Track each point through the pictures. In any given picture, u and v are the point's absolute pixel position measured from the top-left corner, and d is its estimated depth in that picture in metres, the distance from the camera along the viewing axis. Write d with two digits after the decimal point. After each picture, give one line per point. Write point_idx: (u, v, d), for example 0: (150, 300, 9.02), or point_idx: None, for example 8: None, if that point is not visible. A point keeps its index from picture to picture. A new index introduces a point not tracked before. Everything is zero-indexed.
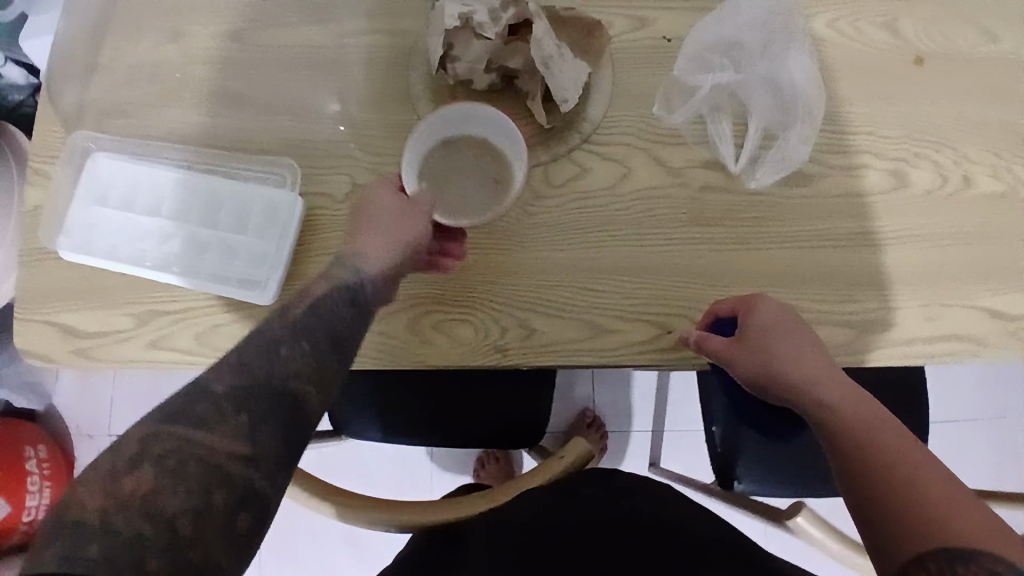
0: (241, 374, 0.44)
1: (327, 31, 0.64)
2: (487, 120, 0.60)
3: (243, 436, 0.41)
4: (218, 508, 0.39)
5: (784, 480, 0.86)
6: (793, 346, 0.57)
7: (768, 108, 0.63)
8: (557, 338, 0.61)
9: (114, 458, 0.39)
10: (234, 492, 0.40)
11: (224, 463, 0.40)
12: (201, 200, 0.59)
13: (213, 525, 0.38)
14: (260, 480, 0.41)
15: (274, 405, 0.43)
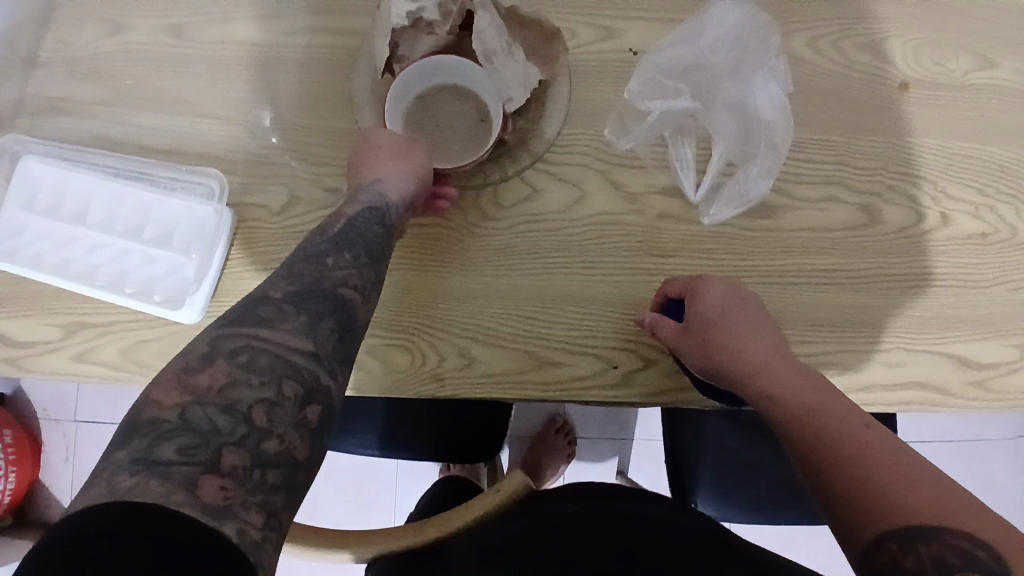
0: (294, 280, 0.45)
1: (272, 30, 0.61)
2: (467, 71, 0.58)
3: (305, 334, 0.42)
4: (291, 401, 0.39)
5: (745, 505, 0.83)
6: (738, 335, 0.55)
7: (732, 135, 0.59)
8: (496, 368, 0.58)
9: (187, 358, 0.39)
10: (304, 386, 0.40)
11: (289, 356, 0.40)
12: (127, 211, 0.57)
13: (285, 414, 0.38)
14: (325, 374, 0.41)
15: (328, 306, 0.44)
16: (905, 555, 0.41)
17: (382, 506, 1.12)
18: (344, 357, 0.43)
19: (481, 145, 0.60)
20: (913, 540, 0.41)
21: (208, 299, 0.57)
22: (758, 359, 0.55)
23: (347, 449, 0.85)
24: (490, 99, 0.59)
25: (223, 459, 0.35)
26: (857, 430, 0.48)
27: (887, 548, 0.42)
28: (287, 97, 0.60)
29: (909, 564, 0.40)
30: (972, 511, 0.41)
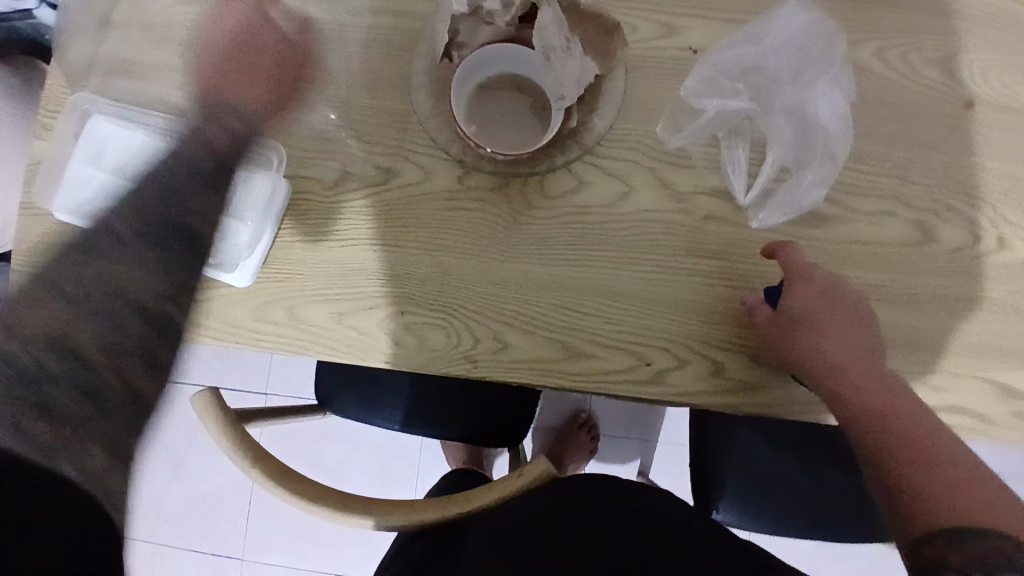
0: (149, 220, 0.53)
1: (339, 8, 0.63)
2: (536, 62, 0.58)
3: (165, 271, 0.52)
4: (141, 307, 0.51)
5: (764, 517, 0.82)
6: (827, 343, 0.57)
7: (786, 141, 0.59)
8: (528, 356, 0.59)
9: (82, 272, 0.50)
10: (151, 324, 0.51)
11: (145, 297, 0.51)
12: (188, 174, 0.57)
13: (132, 362, 0.49)
14: (178, 314, 0.54)
15: (185, 251, 0.54)
16: (947, 551, 0.44)
17: (401, 482, 1.14)
18: (179, 260, 0.53)
19: (532, 142, 0.60)
20: (960, 538, 0.45)
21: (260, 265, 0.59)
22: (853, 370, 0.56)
23: (377, 420, 0.88)
24: (550, 96, 0.59)
25: (117, 379, 0.49)
26: (923, 439, 0.52)
27: (933, 543, 0.46)
28: (347, 76, 0.62)
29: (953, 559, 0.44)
30: (989, 503, 0.46)
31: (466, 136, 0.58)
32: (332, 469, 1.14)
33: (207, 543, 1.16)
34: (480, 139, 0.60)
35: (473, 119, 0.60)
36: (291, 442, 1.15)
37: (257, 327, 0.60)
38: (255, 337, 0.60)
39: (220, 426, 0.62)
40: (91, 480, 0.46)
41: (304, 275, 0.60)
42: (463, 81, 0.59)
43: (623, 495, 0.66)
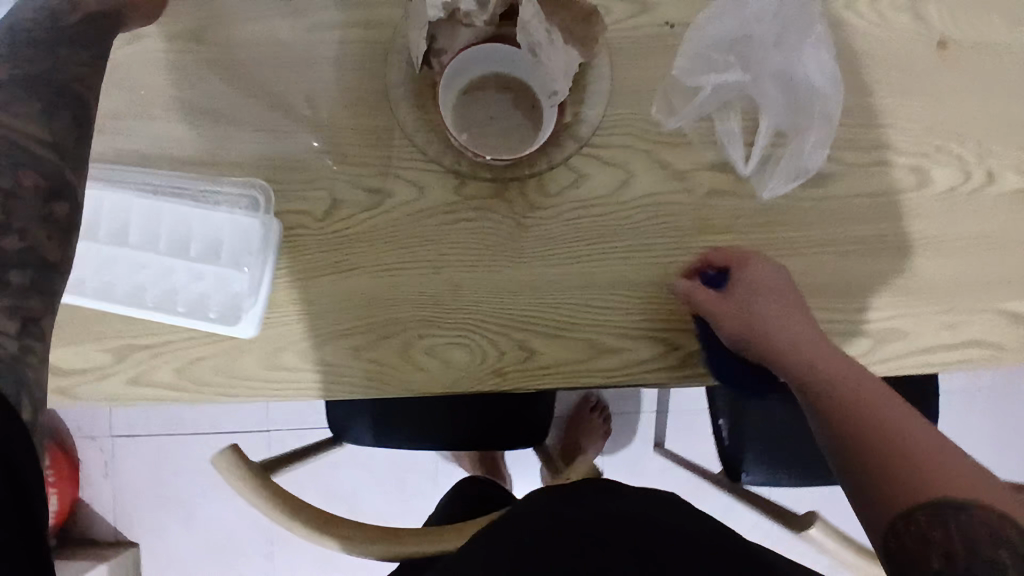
0: (37, 67, 0.51)
1: (298, 30, 0.59)
2: (522, 62, 0.57)
3: (42, 125, 0.49)
4: (32, 190, 0.47)
5: (795, 476, 0.83)
6: (778, 336, 0.56)
7: (778, 105, 0.59)
8: (556, 360, 0.58)
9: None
10: (48, 182, 0.48)
11: (29, 145, 0.48)
12: (168, 227, 0.54)
13: (25, 206, 0.46)
14: (69, 170, 0.49)
15: (68, 102, 0.50)
16: (933, 526, 0.41)
17: (423, 496, 1.13)
18: (68, 130, 0.50)
19: (527, 143, 0.59)
20: (942, 515, 0.41)
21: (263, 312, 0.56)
22: (808, 361, 0.55)
23: (395, 442, 0.86)
24: (541, 93, 0.58)
25: (2, 244, 0.45)
26: (892, 419, 0.49)
27: (915, 519, 0.42)
28: (320, 99, 0.59)
29: (937, 535, 0.41)
30: (970, 479, 0.43)
31: (461, 146, 0.57)
32: (348, 497, 1.12)
33: None
34: (474, 146, 0.59)
35: (466, 126, 0.59)
36: (303, 477, 1.12)
37: (270, 376, 0.57)
38: (271, 386, 0.57)
39: (247, 481, 0.60)
40: (20, 365, 0.43)
41: (313, 312, 0.57)
42: (451, 90, 0.59)
43: (608, 495, 0.63)
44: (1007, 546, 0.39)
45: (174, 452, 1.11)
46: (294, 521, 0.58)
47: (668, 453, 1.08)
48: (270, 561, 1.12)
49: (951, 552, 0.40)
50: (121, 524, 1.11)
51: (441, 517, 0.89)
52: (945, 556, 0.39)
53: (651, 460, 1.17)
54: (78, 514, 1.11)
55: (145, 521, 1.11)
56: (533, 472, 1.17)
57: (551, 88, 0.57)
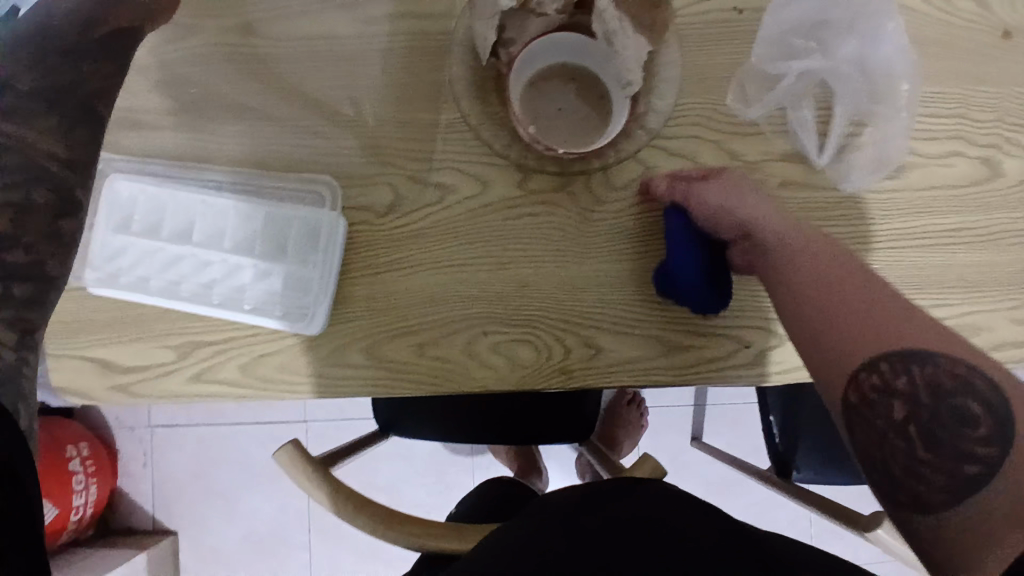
0: (57, 80, 0.51)
1: (353, 19, 0.58)
2: (593, 52, 0.56)
3: (61, 141, 0.50)
4: (45, 206, 0.49)
5: (847, 475, 0.81)
6: (756, 215, 0.54)
7: (856, 92, 0.57)
8: (624, 358, 0.57)
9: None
10: (57, 196, 0.49)
11: (44, 162, 0.49)
12: (235, 225, 0.55)
13: (36, 221, 0.48)
14: (78, 187, 0.50)
15: (83, 118, 0.51)
16: (897, 376, 0.44)
17: (462, 487, 1.14)
18: (82, 145, 0.51)
19: (596, 136, 0.57)
20: (906, 365, 0.44)
21: (330, 310, 0.56)
22: (784, 237, 0.53)
23: (442, 436, 0.86)
24: (612, 85, 0.56)
25: (7, 256, 0.47)
26: (857, 284, 0.49)
27: (878, 371, 0.44)
28: (380, 92, 0.58)
29: (900, 384, 0.43)
30: (934, 335, 0.44)
31: (532, 137, 0.54)
32: (391, 486, 1.12)
33: None
34: (542, 137, 0.57)
35: (531, 118, 0.57)
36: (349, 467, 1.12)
37: (336, 373, 0.56)
38: (336, 385, 0.56)
39: (312, 476, 0.60)
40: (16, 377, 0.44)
41: (379, 308, 0.57)
42: (519, 80, 0.56)
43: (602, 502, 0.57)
44: (972, 395, 0.42)
45: (214, 443, 1.11)
46: (359, 516, 0.58)
47: (708, 447, 1.07)
48: (308, 551, 1.12)
49: (914, 400, 0.43)
50: (161, 514, 1.12)
51: (479, 515, 0.89)
52: (908, 404, 0.43)
53: (689, 454, 1.15)
54: (117, 506, 1.12)
55: (185, 511, 1.12)
56: (569, 464, 1.17)
57: (623, 77, 0.55)
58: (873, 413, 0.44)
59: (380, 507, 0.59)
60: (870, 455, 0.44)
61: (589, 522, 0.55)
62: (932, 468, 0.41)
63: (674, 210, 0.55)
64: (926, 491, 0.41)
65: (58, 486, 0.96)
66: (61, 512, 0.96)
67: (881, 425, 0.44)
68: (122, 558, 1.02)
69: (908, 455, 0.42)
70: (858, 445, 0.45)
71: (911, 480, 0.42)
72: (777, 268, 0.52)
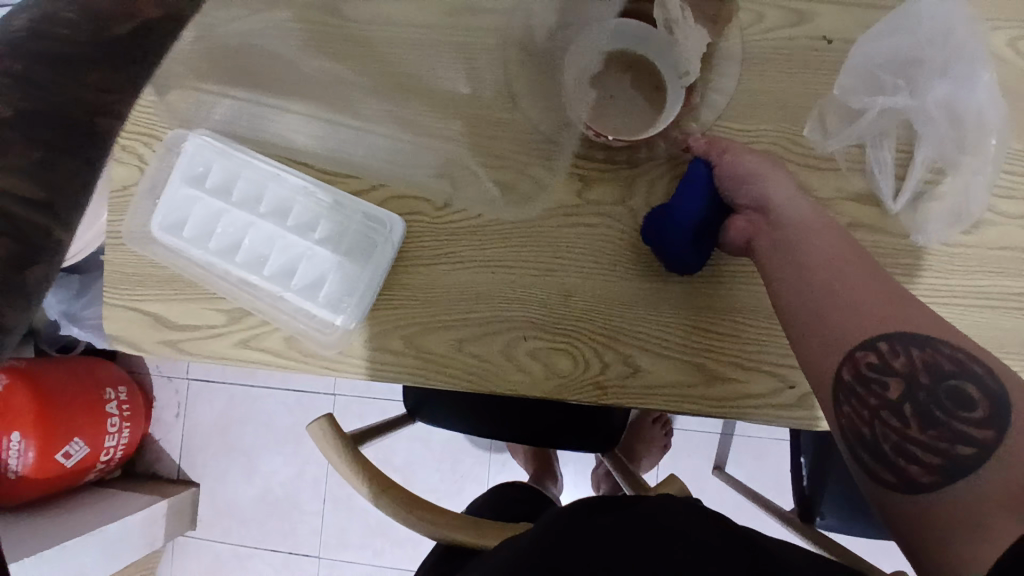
0: (42, 92, 0.28)
1: (439, 9, 0.58)
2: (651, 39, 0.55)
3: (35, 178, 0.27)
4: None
5: (873, 528, 0.79)
6: (774, 189, 0.52)
7: (941, 136, 0.55)
8: (660, 381, 0.56)
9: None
10: (21, 242, 0.26)
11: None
12: (297, 202, 0.58)
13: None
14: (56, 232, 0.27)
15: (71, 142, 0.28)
16: (894, 356, 0.42)
17: (475, 481, 1.14)
18: (77, 188, 0.28)
19: (649, 126, 0.57)
20: (903, 345, 0.42)
21: (370, 307, 0.57)
22: (798, 216, 0.51)
23: (466, 428, 0.86)
24: (669, 73, 0.56)
25: None
26: (863, 270, 0.47)
27: (875, 349, 0.42)
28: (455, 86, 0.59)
29: (897, 364, 0.41)
30: (937, 324, 0.43)
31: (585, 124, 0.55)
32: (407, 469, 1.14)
33: (285, 545, 1.14)
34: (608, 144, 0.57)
35: (585, 103, 0.57)
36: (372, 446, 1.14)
37: (374, 357, 0.57)
38: (374, 370, 0.57)
39: (339, 452, 0.61)
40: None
41: (424, 299, 0.57)
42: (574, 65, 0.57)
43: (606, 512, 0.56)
44: (970, 378, 0.40)
45: (245, 403, 1.14)
46: (380, 497, 0.59)
47: (730, 477, 1.05)
48: (319, 522, 1.13)
49: (910, 379, 0.41)
50: (187, 465, 1.16)
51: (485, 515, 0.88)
52: (905, 382, 0.41)
53: (708, 481, 1.14)
54: (146, 451, 1.16)
55: (209, 466, 1.15)
56: (585, 474, 1.16)
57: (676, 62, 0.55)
58: (866, 391, 0.42)
59: (400, 492, 0.60)
60: (859, 433, 0.42)
61: (594, 528, 0.54)
62: (924, 447, 0.39)
63: (702, 163, 0.55)
64: (915, 470, 0.39)
65: (90, 426, 0.99)
66: (92, 451, 1.01)
67: (873, 405, 0.42)
68: (142, 503, 1.05)
69: (899, 433, 0.40)
70: (846, 424, 0.43)
71: (897, 457, 0.40)
72: (788, 239, 0.50)
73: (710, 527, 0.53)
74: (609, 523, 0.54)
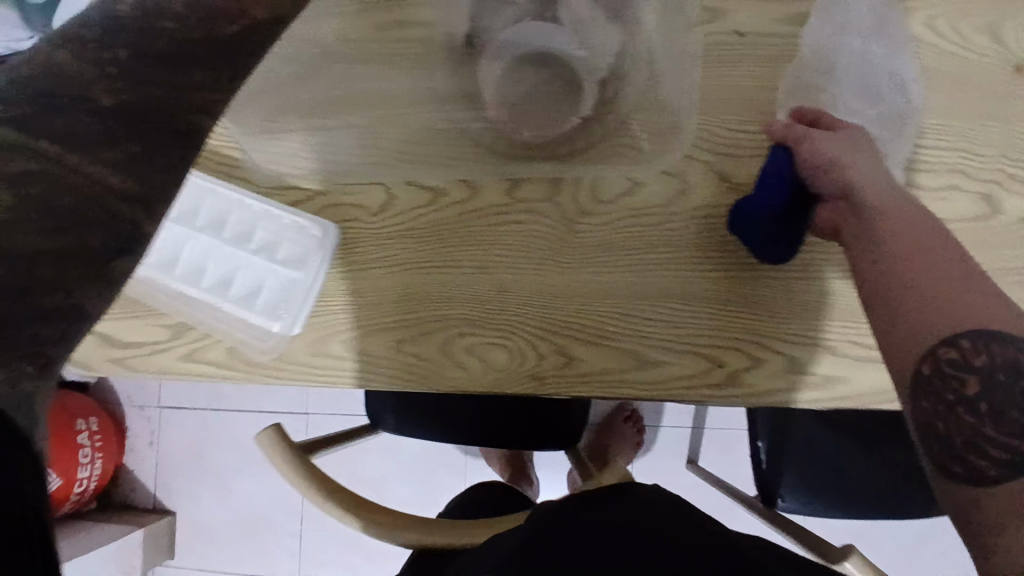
0: (139, 86, 0.40)
1: (366, 24, 0.61)
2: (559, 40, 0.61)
3: (125, 170, 0.39)
4: (96, 249, 0.36)
5: (834, 509, 0.80)
6: (857, 173, 0.50)
7: (861, 114, 0.60)
8: (594, 368, 0.57)
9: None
10: (109, 230, 0.37)
11: (101, 196, 0.37)
12: (232, 215, 0.59)
13: (91, 258, 0.36)
14: (144, 221, 0.38)
15: (165, 139, 0.40)
16: (977, 354, 0.39)
17: (450, 490, 1.14)
18: (149, 175, 0.39)
19: (562, 119, 0.60)
20: (988, 342, 0.39)
21: (308, 314, 0.58)
22: (886, 201, 0.49)
23: (432, 434, 0.87)
24: (583, 70, 0.61)
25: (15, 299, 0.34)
26: (947, 264, 0.43)
27: (957, 346, 0.39)
28: (383, 97, 0.61)
29: (978, 363, 0.38)
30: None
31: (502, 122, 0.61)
32: (374, 481, 1.14)
33: (263, 567, 1.14)
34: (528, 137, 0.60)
35: (504, 96, 0.61)
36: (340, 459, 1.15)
37: (315, 363, 0.59)
38: (316, 375, 0.59)
39: (286, 460, 0.61)
40: (16, 405, 0.32)
41: (361, 303, 0.59)
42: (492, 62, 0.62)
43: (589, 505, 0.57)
44: None
45: (217, 428, 1.15)
46: (330, 500, 0.60)
47: (702, 472, 1.05)
48: (296, 542, 1.13)
49: (989, 376, 0.38)
50: (162, 492, 1.16)
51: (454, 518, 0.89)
52: (982, 380, 0.38)
53: (681, 479, 1.14)
54: (123, 481, 1.17)
55: (182, 493, 1.15)
56: (561, 478, 1.16)
57: (582, 58, 0.61)
58: (943, 385, 0.40)
59: (350, 494, 0.61)
60: (931, 425, 0.40)
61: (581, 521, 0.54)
62: (993, 441, 0.37)
63: (779, 147, 0.54)
64: (982, 463, 0.37)
65: (60, 459, 0.99)
66: (63, 483, 1.01)
67: (949, 399, 0.39)
68: (116, 534, 1.05)
69: (972, 429, 0.38)
70: (918, 417, 0.41)
71: (966, 452, 0.38)
72: (868, 229, 0.48)
73: (690, 527, 0.54)
74: (595, 518, 0.55)
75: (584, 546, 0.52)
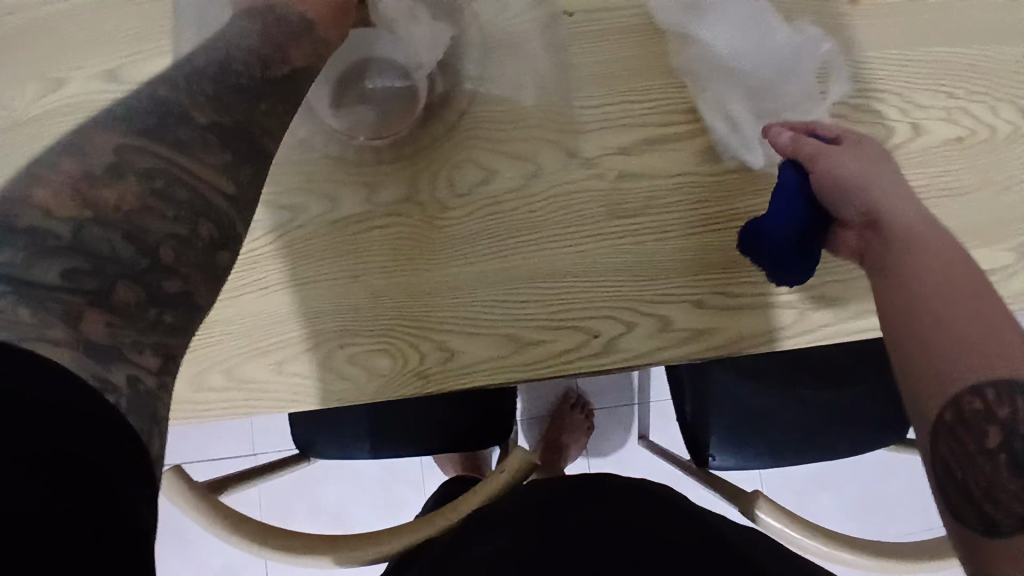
0: (229, 112, 0.45)
1: None
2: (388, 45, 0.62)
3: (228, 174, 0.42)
4: (206, 241, 0.40)
5: (763, 459, 0.81)
6: (876, 198, 0.53)
7: (706, 68, 0.61)
8: (476, 359, 0.57)
9: (90, 166, 0.38)
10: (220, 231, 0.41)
11: (207, 194, 0.41)
12: None
13: (195, 254, 0.39)
14: (240, 223, 0.42)
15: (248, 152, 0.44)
16: (1000, 404, 0.41)
17: (408, 506, 1.14)
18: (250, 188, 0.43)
19: (400, 117, 0.61)
20: (1011, 390, 0.41)
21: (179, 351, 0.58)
22: (907, 226, 0.52)
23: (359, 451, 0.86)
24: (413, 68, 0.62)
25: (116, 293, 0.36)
26: (970, 298, 0.46)
27: (983, 396, 0.42)
28: None
29: (1002, 414, 0.41)
30: None
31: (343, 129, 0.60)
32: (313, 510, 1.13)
33: None
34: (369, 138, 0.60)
35: (340, 103, 0.61)
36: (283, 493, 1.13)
37: (199, 398, 0.58)
38: (201, 409, 0.58)
39: (189, 500, 0.60)
40: (139, 402, 0.35)
41: (238, 330, 0.58)
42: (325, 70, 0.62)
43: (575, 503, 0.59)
44: None
45: None
46: (236, 534, 0.58)
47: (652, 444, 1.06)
48: None
49: (1011, 428, 0.41)
50: None
51: None
52: (1003, 431, 0.41)
53: (634, 454, 1.15)
54: None
55: None
56: None
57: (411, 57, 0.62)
58: (965, 432, 0.43)
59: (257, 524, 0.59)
60: (949, 467, 0.43)
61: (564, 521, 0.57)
62: (1012, 496, 0.40)
63: (794, 168, 0.56)
64: (998, 513, 0.41)
65: None
66: None
67: (972, 449, 0.42)
68: None
69: (989, 478, 0.41)
70: (941, 458, 0.44)
71: (983, 500, 0.41)
72: (887, 253, 0.52)
73: (672, 523, 0.57)
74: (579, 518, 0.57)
75: (571, 543, 0.55)
